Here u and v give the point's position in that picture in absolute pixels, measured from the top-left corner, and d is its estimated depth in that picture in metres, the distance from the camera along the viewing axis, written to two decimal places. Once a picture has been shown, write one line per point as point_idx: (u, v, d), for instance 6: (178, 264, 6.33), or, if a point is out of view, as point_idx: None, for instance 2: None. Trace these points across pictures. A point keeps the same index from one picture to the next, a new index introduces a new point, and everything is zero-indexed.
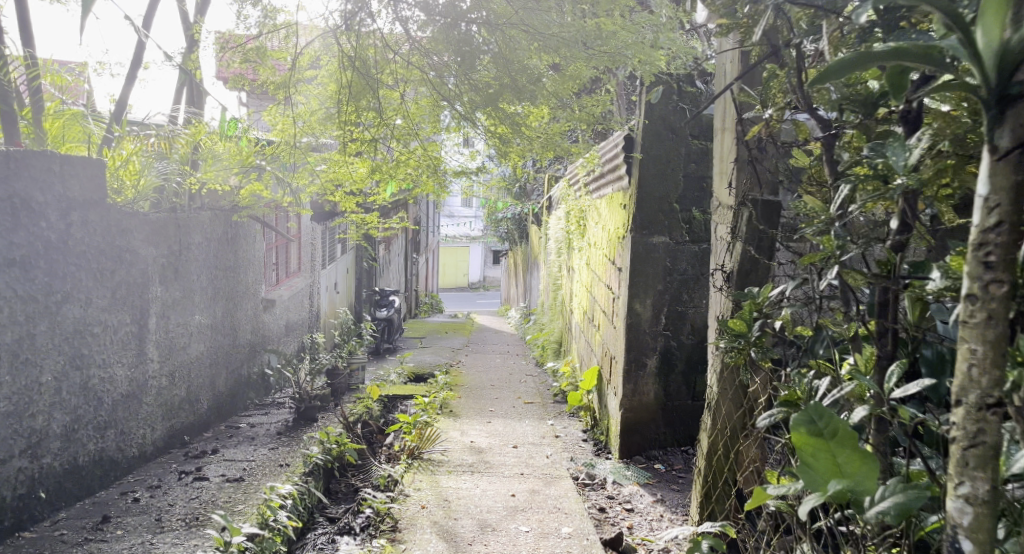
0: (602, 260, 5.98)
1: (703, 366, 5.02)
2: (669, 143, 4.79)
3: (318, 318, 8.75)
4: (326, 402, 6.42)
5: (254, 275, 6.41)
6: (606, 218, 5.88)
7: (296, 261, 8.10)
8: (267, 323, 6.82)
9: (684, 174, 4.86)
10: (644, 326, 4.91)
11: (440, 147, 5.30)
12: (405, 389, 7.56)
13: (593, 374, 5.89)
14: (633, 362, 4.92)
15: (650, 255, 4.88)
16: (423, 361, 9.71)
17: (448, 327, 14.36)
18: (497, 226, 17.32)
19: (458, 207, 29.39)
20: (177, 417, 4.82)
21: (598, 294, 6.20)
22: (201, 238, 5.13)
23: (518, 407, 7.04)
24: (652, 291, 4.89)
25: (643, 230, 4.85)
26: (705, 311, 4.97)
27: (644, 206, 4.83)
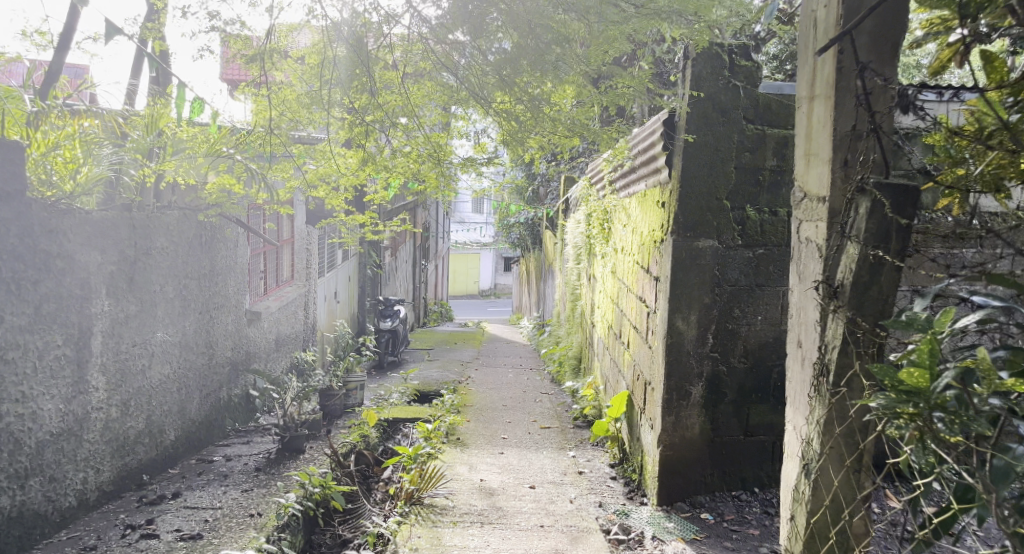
0: (633, 267, 5.21)
1: (758, 396, 4.23)
2: (719, 127, 4.02)
3: (313, 330, 8.00)
4: (316, 431, 5.67)
5: (235, 284, 5.66)
6: (637, 218, 5.11)
7: (288, 268, 7.37)
8: (251, 339, 6.07)
9: (736, 165, 4.08)
10: (689, 347, 4.13)
11: (446, 137, 4.55)
12: (407, 412, 6.80)
13: (621, 400, 5.10)
14: (675, 391, 4.15)
15: (695, 261, 4.10)
16: (429, 377, 8.94)
17: (457, 338, 13.58)
18: (508, 232, 16.52)
19: (469, 214, 28.65)
20: (133, 454, 4.07)
21: (626, 307, 5.43)
22: (168, 242, 4.39)
23: (534, 435, 6.25)
24: (698, 304, 4.11)
25: (687, 232, 4.07)
26: (760, 329, 4.18)
27: (689, 204, 4.05)
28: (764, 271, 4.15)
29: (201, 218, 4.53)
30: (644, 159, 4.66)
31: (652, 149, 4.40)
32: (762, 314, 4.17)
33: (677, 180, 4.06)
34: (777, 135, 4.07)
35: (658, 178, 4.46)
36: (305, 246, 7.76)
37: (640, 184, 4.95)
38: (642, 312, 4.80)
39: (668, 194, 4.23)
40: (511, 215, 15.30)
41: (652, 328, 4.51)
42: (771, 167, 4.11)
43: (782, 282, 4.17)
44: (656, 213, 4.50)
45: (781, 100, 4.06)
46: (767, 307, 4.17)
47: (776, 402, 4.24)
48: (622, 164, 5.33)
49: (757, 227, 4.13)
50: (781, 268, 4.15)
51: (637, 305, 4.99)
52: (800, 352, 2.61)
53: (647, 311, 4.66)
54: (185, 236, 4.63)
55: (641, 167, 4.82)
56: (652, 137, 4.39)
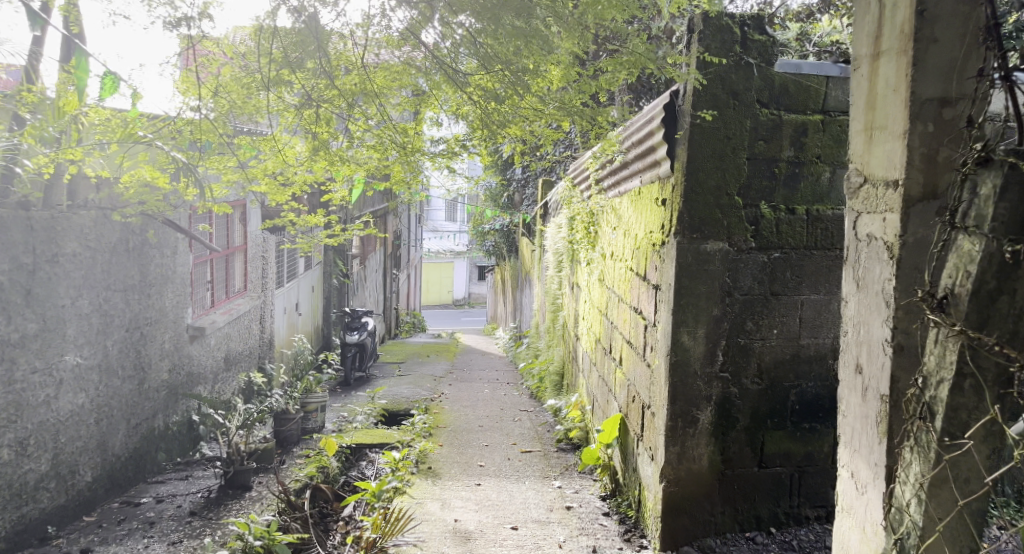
0: (625, 274, 4.62)
1: (774, 421, 3.62)
2: (728, 112, 3.40)
3: (270, 346, 7.36)
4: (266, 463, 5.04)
5: (173, 297, 5.01)
6: (630, 219, 4.53)
7: (240, 278, 6.70)
8: (194, 358, 5.41)
9: (748, 155, 3.45)
10: (695, 367, 3.54)
11: (411, 127, 3.93)
12: (373, 436, 6.17)
13: (614, 424, 4.52)
14: (680, 417, 3.55)
15: (703, 267, 3.50)
16: (399, 394, 8.30)
17: (430, 350, 12.93)
18: (482, 239, 15.89)
19: (443, 222, 28.05)
20: (34, 502, 3.50)
21: (617, 320, 4.85)
22: (81, 248, 3.77)
23: (514, 461, 5.64)
24: (706, 317, 3.52)
25: (693, 233, 3.47)
26: (777, 345, 3.58)
27: (695, 200, 3.44)
28: (780, 278, 3.53)
29: (115, 218, 3.91)
30: (640, 151, 4.08)
31: (650, 138, 3.81)
32: (778, 327, 3.57)
33: (680, 173, 3.47)
34: (794, 120, 3.44)
35: (656, 172, 3.88)
36: (260, 253, 7.09)
37: (635, 180, 4.37)
38: (638, 325, 4.22)
39: (669, 190, 3.64)
40: (486, 221, 14.68)
41: (650, 344, 3.93)
42: (788, 157, 3.47)
43: (801, 291, 3.55)
44: (655, 212, 3.92)
45: (799, 80, 3.43)
46: (785, 319, 3.57)
47: (794, 428, 3.63)
48: (614, 158, 4.73)
49: (772, 228, 3.50)
50: (800, 275, 3.54)
51: (632, 317, 4.40)
52: (862, 383, 2.00)
53: (643, 324, 4.08)
54: (104, 241, 3.98)
55: (636, 160, 4.23)
56: (650, 124, 3.81)
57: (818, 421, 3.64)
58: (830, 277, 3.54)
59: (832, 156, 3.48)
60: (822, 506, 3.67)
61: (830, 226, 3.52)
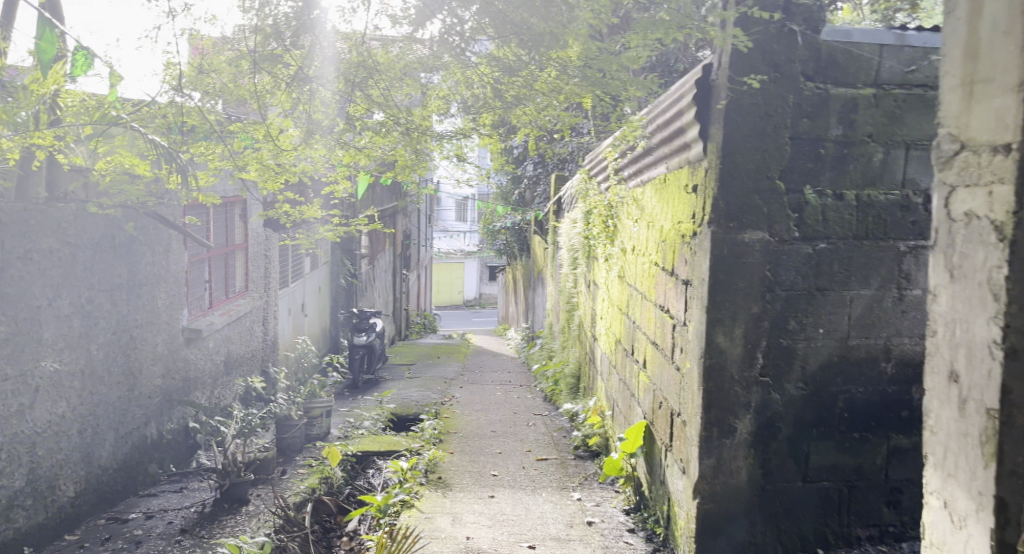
0: (649, 269, 4.27)
1: (820, 430, 3.27)
2: (769, 86, 3.06)
3: (273, 348, 7.06)
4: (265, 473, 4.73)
5: (167, 296, 4.71)
6: (654, 209, 4.19)
7: (241, 277, 6.40)
8: (190, 362, 5.11)
9: (791, 135, 3.10)
10: (732, 370, 3.21)
11: (416, 110, 3.61)
12: (379, 443, 5.85)
13: (638, 431, 4.18)
14: (715, 426, 3.22)
15: (740, 260, 3.16)
16: (408, 398, 7.99)
17: (440, 351, 12.59)
18: (493, 239, 15.57)
19: (453, 222, 27.76)
20: (9, 522, 3.21)
21: (640, 319, 4.50)
22: (58, 244, 3.46)
23: (530, 470, 5.31)
24: (743, 315, 3.19)
25: (729, 222, 3.13)
26: (823, 346, 3.23)
27: (732, 186, 3.10)
28: (825, 272, 3.19)
29: (93, 209, 3.43)
30: (667, 134, 3.74)
31: (678, 118, 3.47)
32: (823, 326, 3.22)
33: (715, 156, 3.13)
34: (842, 95, 3.09)
35: (686, 156, 3.54)
36: (262, 251, 6.79)
37: (660, 167, 4.03)
38: (664, 324, 3.88)
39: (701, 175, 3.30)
40: (496, 220, 14.35)
41: (680, 345, 3.59)
42: (835, 137, 3.12)
43: (849, 286, 3.20)
44: (684, 201, 3.58)
45: (848, 50, 3.08)
46: (830, 316, 3.22)
47: (843, 439, 3.28)
48: (636, 144, 4.41)
49: (817, 215, 3.16)
50: (848, 268, 3.19)
51: (657, 315, 4.06)
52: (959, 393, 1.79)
53: (671, 323, 3.75)
54: (83, 237, 3.65)
55: (662, 144, 3.90)
56: (678, 103, 3.47)
57: (869, 430, 3.29)
58: (882, 270, 3.19)
59: (884, 135, 3.13)
60: (875, 525, 3.32)
61: (881, 213, 3.17)
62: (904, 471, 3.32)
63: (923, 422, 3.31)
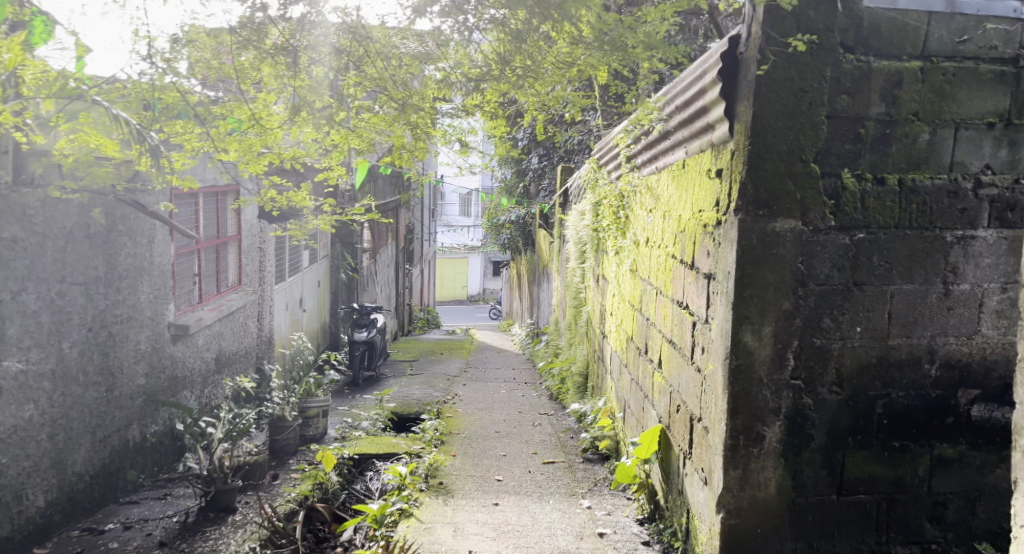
0: (665, 262, 3.98)
1: (857, 439, 2.98)
2: (805, 59, 2.76)
3: (269, 345, 6.79)
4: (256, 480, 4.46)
5: (152, 291, 4.43)
6: (672, 196, 3.90)
7: (234, 271, 6.12)
8: (178, 360, 4.83)
9: (828, 113, 2.81)
10: (760, 373, 2.93)
11: (413, 88, 3.31)
12: (378, 445, 5.57)
13: (654, 436, 3.90)
14: (742, 434, 2.94)
15: (770, 252, 2.87)
16: (409, 396, 7.71)
17: (442, 348, 12.30)
18: (497, 233, 15.27)
19: (456, 216, 27.47)
20: None
21: (655, 315, 4.21)
22: (23, 233, 3.19)
23: (536, 475, 5.03)
24: (773, 312, 2.90)
25: (758, 210, 2.84)
26: (860, 346, 2.94)
27: (762, 170, 2.82)
28: (864, 264, 2.90)
29: (54, 193, 3.11)
30: (687, 114, 3.44)
31: (701, 96, 3.18)
32: (861, 324, 2.93)
33: (743, 136, 2.84)
34: (886, 68, 2.80)
35: (708, 138, 3.24)
36: (257, 244, 6.51)
37: (678, 151, 3.74)
38: (683, 321, 3.59)
39: (727, 158, 3.00)
40: (501, 214, 14.06)
41: (700, 345, 3.31)
42: (877, 115, 2.82)
43: (890, 280, 2.90)
44: (705, 187, 3.29)
45: (894, 18, 2.79)
46: (869, 314, 2.93)
47: (881, 448, 2.99)
48: (651, 128, 4.12)
49: (855, 202, 2.86)
50: (889, 261, 2.89)
51: (674, 312, 3.77)
52: None
53: (690, 320, 3.46)
54: (52, 226, 3.37)
55: (681, 126, 3.60)
56: (701, 80, 3.18)
57: (910, 439, 3.00)
58: (926, 263, 2.90)
59: (931, 113, 2.84)
60: (915, 542, 3.03)
61: (927, 199, 2.87)
62: (949, 484, 3.03)
63: (969, 430, 3.01)
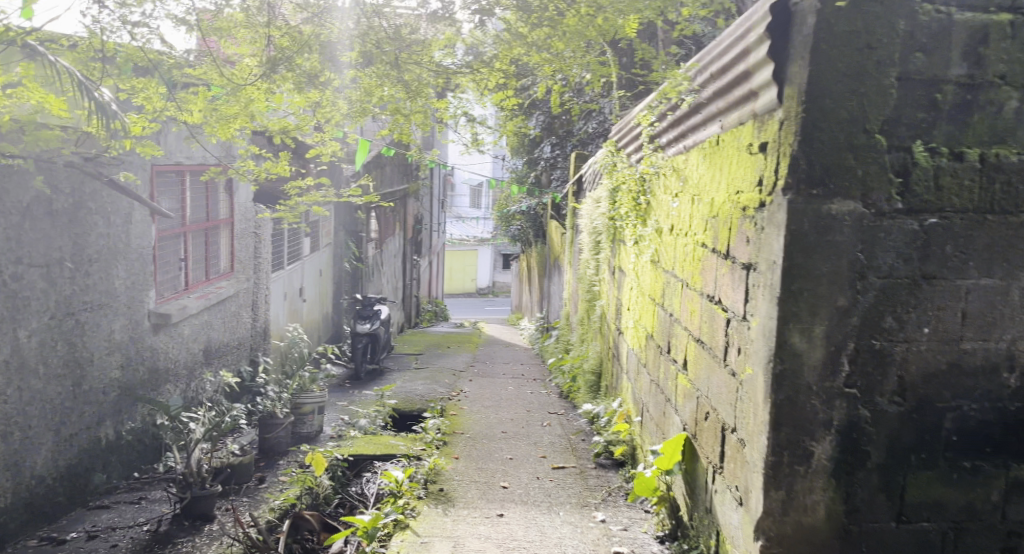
0: (693, 251, 3.58)
1: (921, 457, 2.58)
2: (874, 9, 2.37)
3: (264, 336, 6.43)
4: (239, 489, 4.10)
5: (129, 275, 4.06)
6: (702, 177, 3.51)
7: (226, 258, 5.73)
8: (160, 350, 4.47)
9: (899, 75, 2.42)
10: (810, 379, 2.53)
11: None
12: (374, 445, 5.19)
13: (676, 446, 3.50)
14: (786, 450, 2.54)
15: (824, 238, 2.47)
16: (413, 392, 7.33)
17: (449, 341, 11.92)
18: (507, 225, 14.88)
19: (466, 208, 27.08)
20: None
21: (679, 311, 3.81)
22: None
23: (545, 482, 4.65)
24: (826, 308, 2.50)
25: (812, 189, 2.45)
26: (927, 350, 2.53)
27: (819, 142, 2.42)
28: (934, 254, 2.49)
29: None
30: (726, 84, 3.04)
31: (744, 59, 2.80)
32: (930, 324, 2.52)
33: (796, 102, 2.44)
34: (969, 22, 2.42)
35: (750, 109, 2.84)
36: (252, 229, 6.15)
37: (712, 127, 3.33)
38: (714, 318, 3.19)
39: (773, 129, 2.60)
40: (512, 204, 13.67)
41: (736, 346, 2.91)
42: (957, 78, 2.43)
43: (965, 274, 2.50)
44: (745, 166, 2.88)
45: None
46: (940, 312, 2.52)
47: (948, 468, 2.58)
48: (681, 102, 3.71)
49: (926, 180, 2.46)
50: (965, 251, 2.49)
51: (704, 308, 3.37)
52: None
53: (723, 317, 3.06)
54: (3, 198, 3.04)
55: (717, 98, 3.20)
56: (745, 41, 2.80)
57: (982, 458, 2.59)
58: (1009, 254, 2.49)
59: (1021, 77, 2.45)
60: None
61: (1013, 179, 2.47)
62: None
63: None
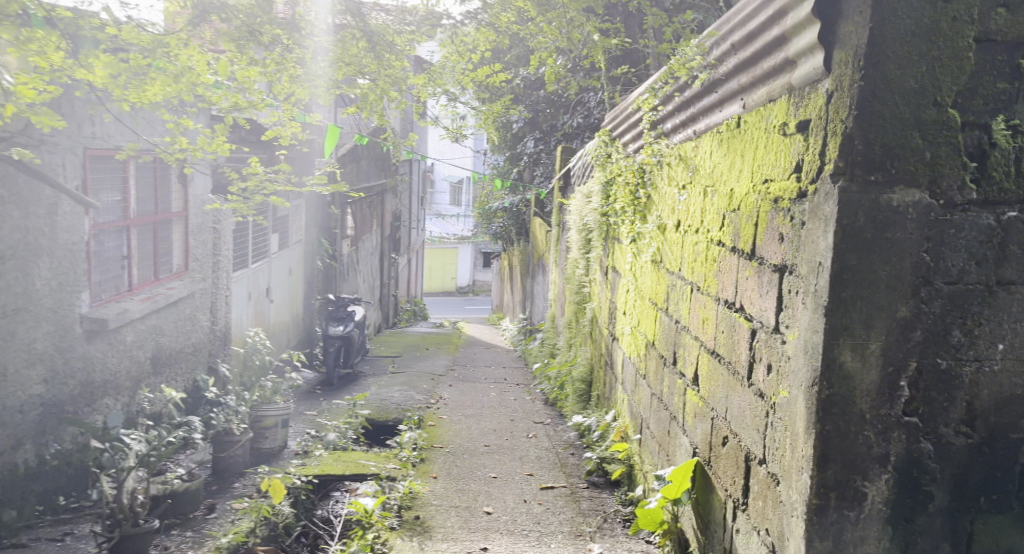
0: (707, 249, 3.13)
1: (992, 499, 2.11)
2: None
3: (224, 341, 5.91)
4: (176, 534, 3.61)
5: (54, 276, 3.61)
6: (716, 165, 3.06)
7: (180, 256, 5.22)
8: (96, 360, 3.96)
9: (976, 35, 1.98)
10: (863, 406, 2.07)
11: None
12: (342, 465, 4.71)
13: (686, 473, 3.05)
14: (834, 493, 2.09)
15: (882, 236, 2.02)
16: (389, 399, 6.84)
17: (429, 342, 11.42)
18: (488, 222, 14.38)
19: (446, 205, 26.54)
20: None
21: (688, 318, 3.36)
22: None
23: (533, 505, 4.18)
24: (884, 321, 2.04)
25: (868, 174, 1.99)
26: (1002, 370, 2.07)
27: (879, 116, 1.97)
28: (1014, 255, 2.05)
29: None
30: (752, 54, 2.60)
31: (779, 22, 2.35)
32: (1007, 338, 2.06)
33: (849, 68, 1.99)
34: None
35: (784, 81, 2.38)
36: (210, 225, 5.63)
37: (731, 107, 2.88)
38: (737, 329, 2.73)
39: (817, 103, 2.14)
40: (495, 201, 13.18)
41: (766, 362, 2.46)
42: None
43: None
44: (777, 149, 2.43)
45: None
46: (1019, 324, 2.07)
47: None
48: (692, 81, 3.27)
49: (1004, 164, 2.03)
50: None
51: (720, 316, 2.93)
52: None
53: (748, 328, 2.61)
54: None
55: (740, 72, 2.76)
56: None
57: None
58: None
59: None
60: None
61: None
62: None
63: None
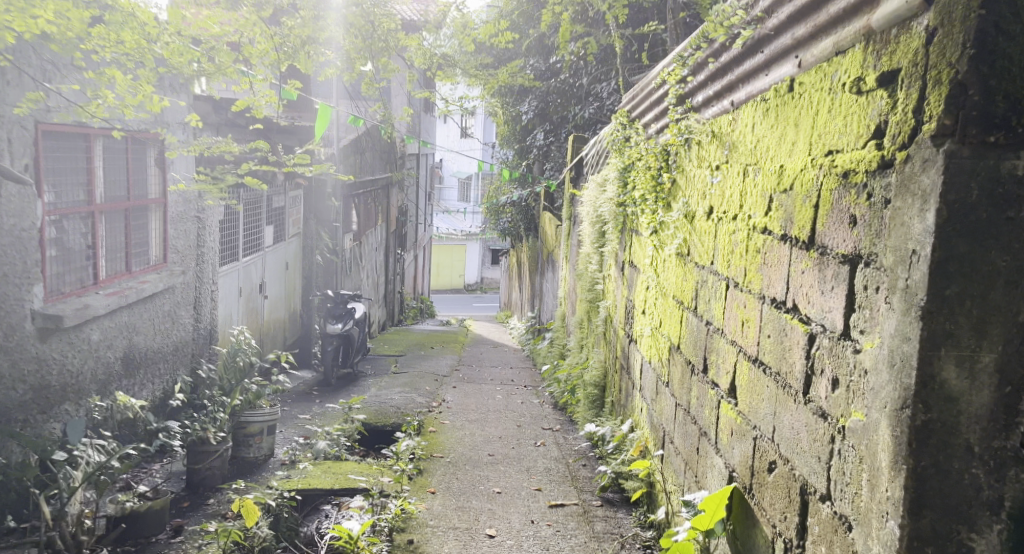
0: (746, 237, 2.67)
1: None
2: None
3: (209, 339, 5.46)
4: None
5: None
6: (759, 138, 2.60)
7: (158, 247, 4.79)
8: (51, 360, 3.53)
9: None
10: (970, 437, 1.60)
11: None
12: (331, 476, 4.27)
13: (720, 503, 2.59)
14: (930, 547, 1.62)
15: (1000, 215, 1.55)
16: (387, 402, 6.39)
17: (433, 340, 10.95)
18: (496, 217, 13.91)
19: (454, 201, 26.07)
20: None
21: (721, 318, 2.89)
22: None
23: (541, 526, 3.73)
24: (1000, 327, 1.58)
25: (986, 134, 1.53)
26: None
27: (1001, 58, 1.51)
28: None
29: None
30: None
31: None
32: None
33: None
34: None
35: (858, 26, 1.92)
36: (193, 213, 5.20)
37: (782, 68, 2.42)
38: (788, 334, 2.27)
39: (912, 46, 1.67)
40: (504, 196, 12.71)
41: (830, 376, 1.99)
42: None
43: None
44: (846, 112, 1.96)
45: None
46: None
47: None
48: (730, 43, 2.81)
49: None
50: None
51: (765, 317, 2.46)
52: None
53: (805, 333, 2.14)
54: None
55: (796, 23, 2.29)
56: None
57: None
58: None
59: None
60: None
61: None
62: None
63: None
